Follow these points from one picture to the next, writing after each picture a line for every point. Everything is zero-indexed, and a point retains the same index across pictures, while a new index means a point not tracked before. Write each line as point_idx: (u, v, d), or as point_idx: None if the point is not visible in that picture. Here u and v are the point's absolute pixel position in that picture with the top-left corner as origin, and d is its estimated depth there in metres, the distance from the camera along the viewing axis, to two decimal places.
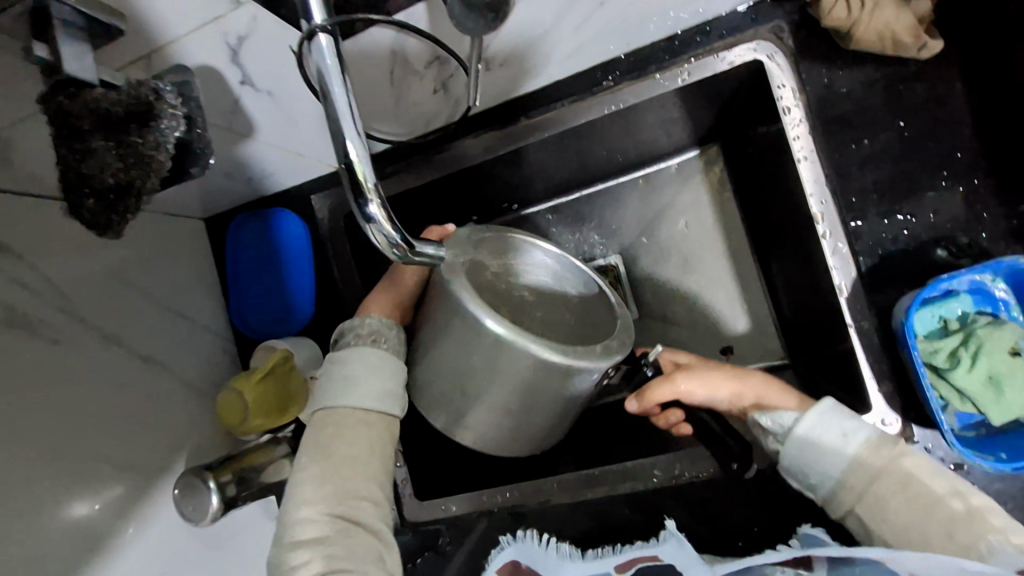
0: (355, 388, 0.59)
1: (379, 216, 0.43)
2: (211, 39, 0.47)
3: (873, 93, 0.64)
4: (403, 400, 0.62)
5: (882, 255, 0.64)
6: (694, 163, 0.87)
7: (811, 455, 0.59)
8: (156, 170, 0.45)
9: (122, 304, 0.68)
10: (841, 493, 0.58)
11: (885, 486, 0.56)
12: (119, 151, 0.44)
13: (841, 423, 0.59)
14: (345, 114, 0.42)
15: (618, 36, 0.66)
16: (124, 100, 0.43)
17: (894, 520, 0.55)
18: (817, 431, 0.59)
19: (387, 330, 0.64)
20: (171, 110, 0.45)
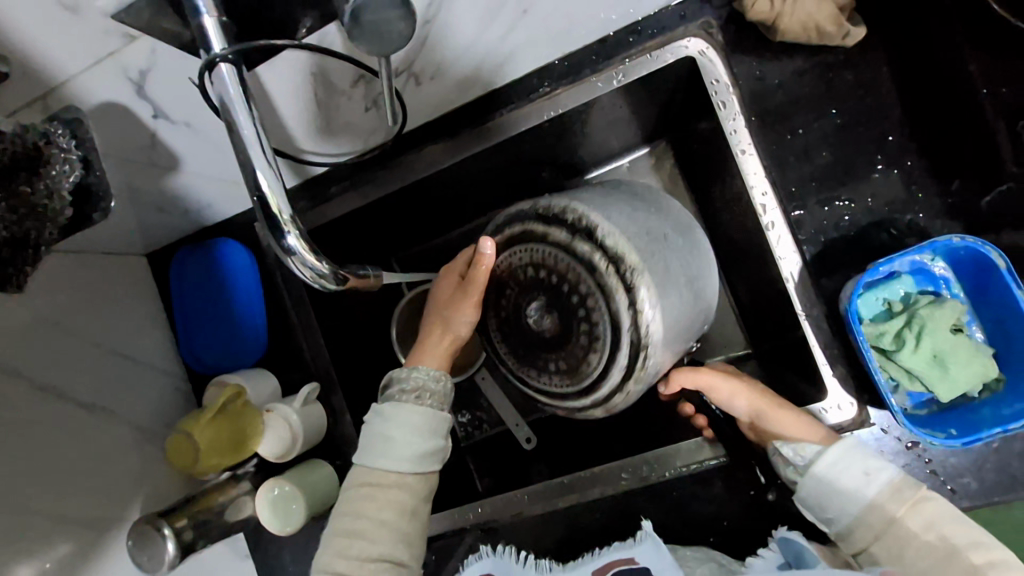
0: (396, 449, 0.62)
1: (299, 248, 0.41)
2: (111, 75, 0.45)
3: (805, 82, 0.65)
4: (441, 455, 0.65)
5: (825, 242, 0.65)
6: (643, 161, 0.87)
7: (829, 486, 0.59)
8: (54, 218, 0.46)
9: (59, 352, 0.65)
10: (855, 517, 0.58)
11: (903, 507, 0.57)
12: (7, 202, 0.43)
13: (865, 460, 0.60)
14: (253, 146, 0.40)
15: (549, 41, 0.65)
16: (6, 147, 0.42)
17: (905, 542, 0.56)
18: (839, 467, 0.59)
19: (433, 383, 0.65)
20: (63, 153, 0.45)
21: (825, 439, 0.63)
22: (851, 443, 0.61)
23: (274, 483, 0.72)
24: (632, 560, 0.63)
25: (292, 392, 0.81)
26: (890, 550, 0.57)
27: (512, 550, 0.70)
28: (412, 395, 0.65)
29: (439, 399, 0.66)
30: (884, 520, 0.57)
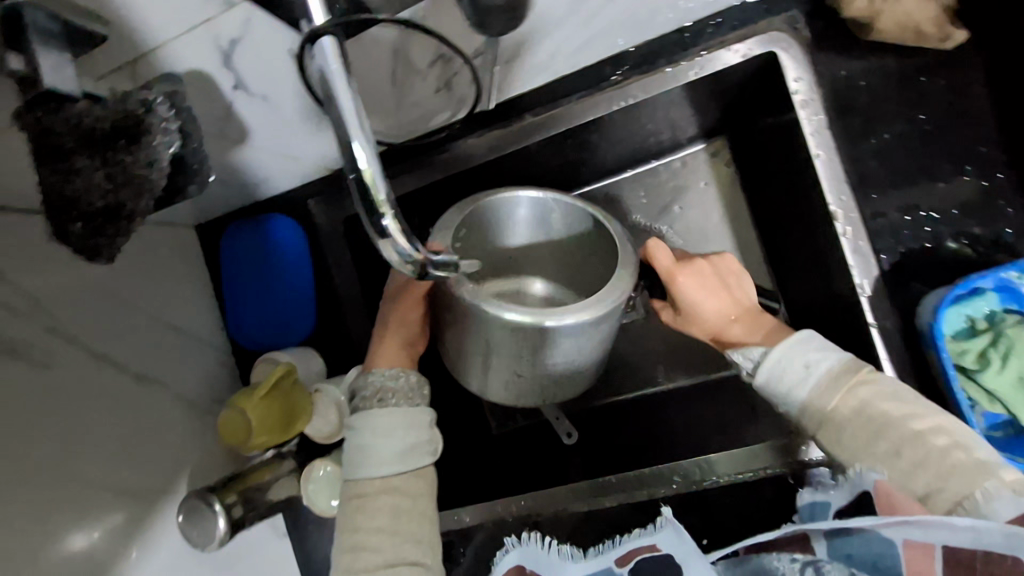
0: (375, 454, 0.57)
1: (393, 231, 0.41)
2: (202, 44, 0.45)
3: (893, 85, 0.62)
4: (428, 444, 0.59)
5: (903, 252, 0.62)
6: (700, 156, 0.86)
7: (782, 378, 0.59)
8: (148, 189, 0.45)
9: (114, 321, 0.65)
10: (804, 400, 0.57)
11: (848, 387, 0.56)
12: (106, 170, 0.43)
13: (806, 352, 0.59)
14: (352, 121, 0.39)
15: (627, 29, 0.63)
16: (109, 116, 0.42)
17: (849, 423, 0.55)
18: (783, 360, 0.59)
19: (393, 384, 0.60)
20: (162, 124, 0.45)
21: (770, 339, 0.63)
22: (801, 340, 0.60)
23: (318, 463, 0.72)
24: (655, 548, 0.54)
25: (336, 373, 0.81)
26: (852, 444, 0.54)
27: (535, 536, 0.60)
28: (376, 400, 0.59)
29: (405, 398, 0.60)
30: (831, 404, 0.56)
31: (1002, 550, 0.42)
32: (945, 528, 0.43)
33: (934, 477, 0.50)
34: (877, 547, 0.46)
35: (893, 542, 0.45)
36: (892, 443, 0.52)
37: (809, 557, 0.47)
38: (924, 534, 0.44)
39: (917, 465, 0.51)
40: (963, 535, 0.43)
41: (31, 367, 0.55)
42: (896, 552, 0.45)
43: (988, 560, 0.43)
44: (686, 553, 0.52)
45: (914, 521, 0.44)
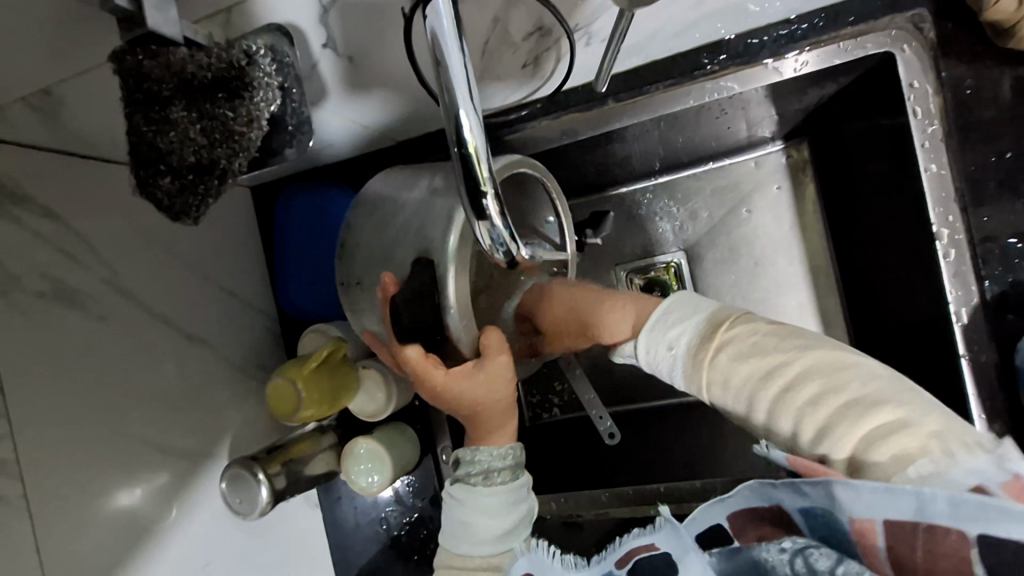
0: (475, 533, 0.57)
1: (492, 212, 0.38)
2: None
3: (1022, 101, 0.58)
4: (528, 522, 0.60)
5: (1011, 283, 0.59)
6: (776, 158, 0.81)
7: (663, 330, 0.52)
8: (245, 146, 0.45)
9: (169, 277, 0.64)
10: (682, 380, 0.51)
11: (709, 343, 0.49)
12: (203, 123, 0.43)
13: (665, 333, 0.52)
14: (462, 89, 0.36)
15: (734, 16, 0.58)
16: (214, 64, 0.42)
17: (735, 382, 0.47)
18: (661, 320, 0.53)
19: (498, 464, 0.60)
20: (266, 79, 0.46)
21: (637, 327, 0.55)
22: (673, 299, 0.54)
23: (359, 440, 0.71)
24: (654, 548, 0.44)
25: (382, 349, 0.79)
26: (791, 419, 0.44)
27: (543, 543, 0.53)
28: (480, 480, 0.60)
29: (510, 475, 0.60)
30: (713, 375, 0.48)
31: (947, 523, 0.34)
32: (879, 492, 0.35)
33: (857, 439, 0.41)
34: (822, 514, 0.38)
35: (838, 515, 0.37)
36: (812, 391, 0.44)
37: (798, 543, 0.38)
38: (868, 508, 0.36)
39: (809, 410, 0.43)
40: (904, 503, 0.35)
41: (88, 319, 0.54)
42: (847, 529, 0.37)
43: (934, 535, 0.35)
44: (684, 550, 0.42)
45: (860, 485, 0.35)
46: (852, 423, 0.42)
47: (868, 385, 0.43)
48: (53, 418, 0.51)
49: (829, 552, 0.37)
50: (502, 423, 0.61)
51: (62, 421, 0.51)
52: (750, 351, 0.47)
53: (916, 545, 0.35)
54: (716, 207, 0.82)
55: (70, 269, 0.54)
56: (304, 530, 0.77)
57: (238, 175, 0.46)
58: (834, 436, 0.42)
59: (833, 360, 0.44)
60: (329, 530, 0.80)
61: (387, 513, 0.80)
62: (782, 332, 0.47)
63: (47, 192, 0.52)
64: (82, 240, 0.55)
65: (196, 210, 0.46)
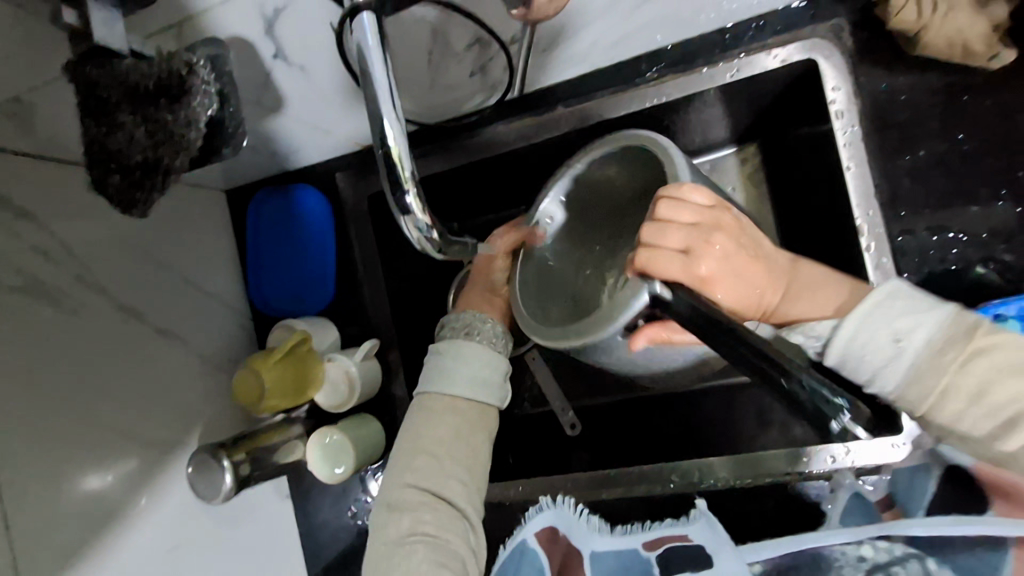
0: (455, 376, 0.63)
1: (414, 206, 0.42)
2: (250, 8, 0.49)
3: (933, 103, 0.61)
4: (498, 390, 0.65)
5: (928, 274, 0.62)
6: (727, 160, 0.84)
7: (868, 362, 0.48)
8: (186, 146, 0.48)
9: (142, 275, 0.67)
10: (894, 388, 0.48)
11: (944, 367, 0.47)
12: (147, 126, 0.47)
13: (892, 320, 0.48)
14: (385, 96, 0.40)
15: (667, 26, 0.63)
16: (154, 73, 0.46)
17: (953, 411, 0.47)
18: (868, 329, 0.48)
19: (481, 323, 0.66)
20: (204, 86, 0.48)
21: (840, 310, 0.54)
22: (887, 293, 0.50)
23: (325, 430, 0.74)
24: (686, 539, 0.60)
25: (350, 345, 0.82)
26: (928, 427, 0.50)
27: (568, 502, 0.67)
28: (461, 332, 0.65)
29: (484, 343, 0.65)
30: (935, 388, 0.47)
31: None
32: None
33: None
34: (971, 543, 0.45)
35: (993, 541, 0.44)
36: (1010, 398, 0.46)
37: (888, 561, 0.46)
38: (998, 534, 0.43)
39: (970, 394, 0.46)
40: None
41: (61, 312, 0.58)
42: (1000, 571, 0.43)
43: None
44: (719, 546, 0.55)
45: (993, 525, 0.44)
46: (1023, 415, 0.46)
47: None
48: (22, 402, 0.54)
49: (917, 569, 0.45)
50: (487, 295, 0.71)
51: (32, 407, 0.55)
52: (1014, 366, 0.46)
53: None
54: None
55: (43, 264, 0.57)
56: (274, 519, 0.80)
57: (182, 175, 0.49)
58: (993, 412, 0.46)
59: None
60: (300, 521, 0.83)
61: (358, 503, 0.83)
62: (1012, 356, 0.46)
63: (24, 193, 0.56)
64: (57, 239, 0.58)
65: (144, 207, 0.49)
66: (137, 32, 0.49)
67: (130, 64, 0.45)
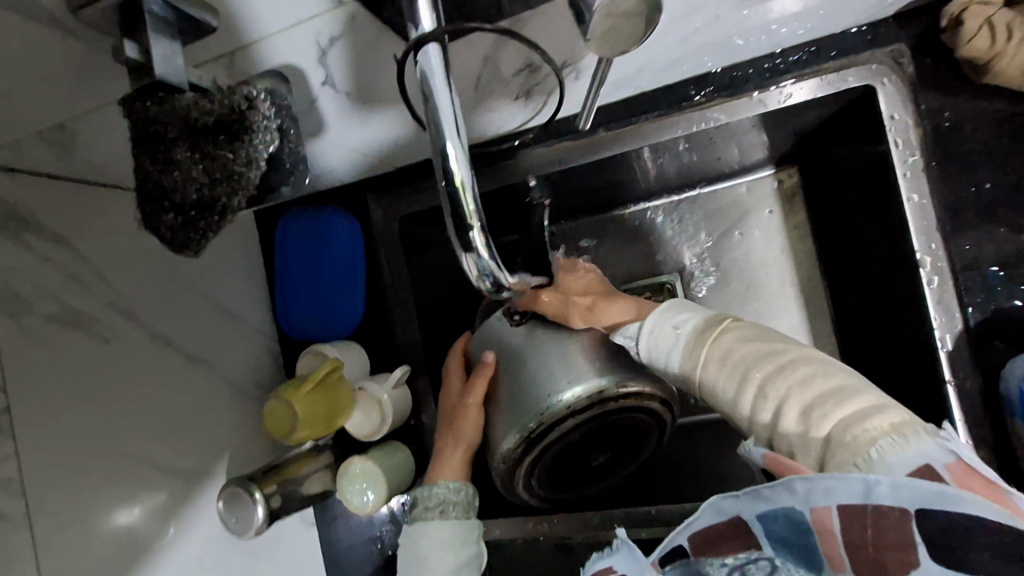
0: (430, 566, 0.62)
1: (478, 244, 0.40)
2: (303, 39, 0.47)
3: (998, 133, 0.59)
4: (477, 554, 0.64)
5: (993, 310, 0.60)
6: (767, 183, 0.82)
7: (653, 341, 0.55)
8: (243, 185, 0.48)
9: (171, 298, 0.65)
10: (679, 366, 0.53)
11: (707, 340, 0.52)
12: (204, 164, 0.46)
13: (672, 316, 0.56)
14: (449, 126, 0.38)
15: (719, 51, 0.61)
16: (215, 110, 0.45)
17: (718, 379, 0.50)
18: (655, 326, 0.55)
19: (453, 496, 0.64)
20: (265, 122, 0.48)
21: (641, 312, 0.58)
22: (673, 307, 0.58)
23: (355, 460, 0.72)
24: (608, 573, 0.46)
25: (380, 369, 0.80)
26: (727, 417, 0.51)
27: None
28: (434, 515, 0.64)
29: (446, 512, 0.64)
30: (699, 360, 0.52)
31: (890, 502, 0.36)
32: (833, 481, 0.37)
33: (840, 417, 0.43)
34: (786, 516, 0.39)
35: (799, 507, 0.38)
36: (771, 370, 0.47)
37: (739, 559, 0.42)
38: (825, 496, 0.37)
39: (781, 405, 0.46)
40: (853, 485, 0.36)
41: (94, 340, 0.56)
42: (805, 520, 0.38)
43: (881, 518, 0.36)
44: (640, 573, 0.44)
45: (788, 482, 0.38)
46: (770, 381, 0.47)
47: (833, 376, 0.45)
48: (57, 437, 0.52)
49: (766, 564, 0.41)
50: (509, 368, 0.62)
51: (65, 440, 0.53)
52: (753, 338, 0.50)
53: (863, 529, 0.37)
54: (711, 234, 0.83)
55: (79, 292, 0.56)
56: (300, 549, 0.77)
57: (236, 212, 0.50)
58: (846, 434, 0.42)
59: (819, 355, 0.48)
60: (325, 550, 0.81)
61: (384, 531, 0.81)
62: (766, 348, 0.49)
63: (60, 218, 0.55)
64: (93, 266, 0.57)
65: (198, 243, 0.51)
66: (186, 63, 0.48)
67: (191, 101, 0.44)
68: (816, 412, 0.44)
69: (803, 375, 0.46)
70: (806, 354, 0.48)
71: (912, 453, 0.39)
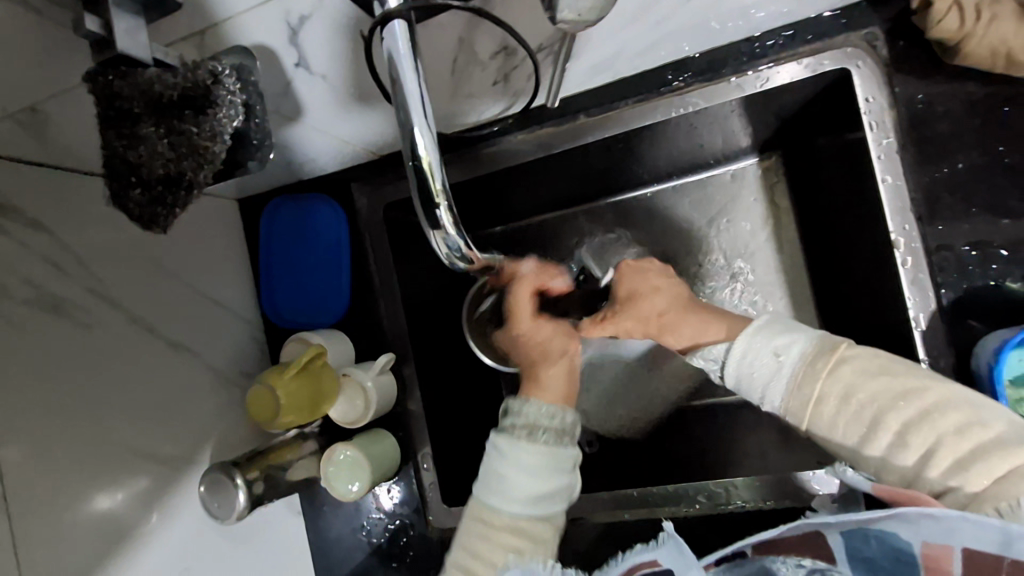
0: (511, 489, 0.59)
1: (445, 221, 0.40)
2: (273, 18, 0.47)
3: (972, 115, 0.60)
4: (563, 492, 0.61)
5: (966, 290, 0.60)
6: (751, 170, 0.83)
7: (751, 378, 0.56)
8: (209, 160, 0.48)
9: (153, 286, 0.66)
10: (780, 400, 0.54)
11: (819, 372, 0.53)
12: (170, 139, 0.47)
13: (771, 341, 0.56)
14: (415, 103, 0.39)
15: (696, 36, 0.61)
16: (179, 83, 0.46)
17: (838, 419, 0.52)
18: (753, 350, 0.56)
19: (546, 420, 0.63)
20: (229, 96, 0.48)
21: (730, 332, 0.61)
22: (756, 330, 0.58)
23: (339, 447, 0.72)
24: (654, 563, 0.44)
25: (365, 358, 0.81)
26: (840, 454, 0.53)
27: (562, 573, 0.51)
28: (525, 433, 0.62)
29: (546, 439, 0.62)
30: (811, 398, 0.53)
31: (996, 550, 0.38)
32: (963, 521, 0.38)
33: (951, 457, 0.47)
34: (892, 539, 0.41)
35: (909, 539, 0.41)
36: (891, 414, 0.50)
37: (816, 563, 0.41)
38: (945, 534, 0.39)
39: (870, 425, 0.51)
40: (992, 534, 0.38)
41: (73, 326, 0.56)
42: (913, 552, 0.41)
43: (1018, 570, 0.38)
44: (688, 565, 0.42)
45: (899, 513, 0.40)
46: (908, 428, 0.49)
47: (944, 414, 0.49)
48: (34, 422, 0.52)
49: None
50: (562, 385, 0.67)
51: (43, 426, 0.53)
52: (870, 379, 0.52)
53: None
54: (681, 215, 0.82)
55: (57, 278, 0.55)
56: (287, 537, 0.78)
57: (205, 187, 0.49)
58: (938, 462, 0.47)
59: (947, 397, 0.49)
60: (311, 538, 0.81)
61: (371, 520, 0.81)
62: (895, 388, 0.51)
63: (35, 203, 0.54)
64: (71, 251, 0.57)
65: (166, 221, 0.49)
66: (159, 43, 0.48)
67: (155, 75, 0.45)
68: (911, 437, 0.49)
69: (952, 424, 0.48)
70: (912, 392, 0.50)
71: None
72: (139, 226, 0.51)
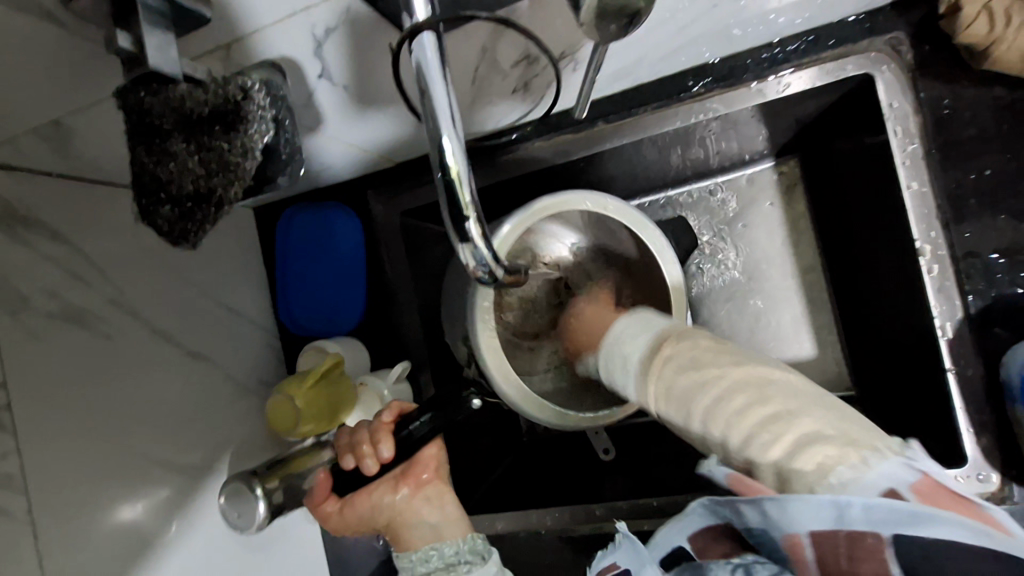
0: None
1: (474, 235, 0.40)
2: (299, 31, 0.47)
3: (998, 120, 0.59)
4: None
5: (994, 297, 0.60)
6: (768, 174, 0.82)
7: (615, 352, 0.56)
8: (239, 176, 0.48)
9: (172, 296, 0.65)
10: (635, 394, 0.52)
11: (667, 347, 0.50)
12: (200, 155, 0.47)
13: (627, 339, 0.55)
14: (445, 117, 0.38)
15: (717, 42, 0.60)
16: (210, 100, 0.46)
17: (671, 378, 0.47)
18: (624, 332, 0.57)
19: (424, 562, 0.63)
20: (259, 112, 0.48)
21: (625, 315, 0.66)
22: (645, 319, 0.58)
23: None
24: (613, 566, 0.50)
25: (381, 364, 0.81)
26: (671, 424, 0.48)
27: None
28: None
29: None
30: (671, 379, 0.47)
31: (863, 527, 0.36)
32: (801, 502, 0.37)
33: (785, 444, 0.40)
34: (765, 534, 0.41)
35: (773, 530, 0.40)
36: (712, 387, 0.44)
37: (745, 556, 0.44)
38: (792, 522, 0.38)
39: (735, 409, 0.43)
40: (826, 510, 0.36)
41: (94, 337, 0.56)
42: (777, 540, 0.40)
43: (854, 541, 0.37)
44: (641, 564, 0.47)
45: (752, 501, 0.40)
46: (711, 412, 0.44)
47: (787, 398, 0.42)
48: (60, 435, 0.52)
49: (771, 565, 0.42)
50: (419, 533, 0.65)
51: (67, 438, 0.53)
52: (688, 365, 0.47)
53: (844, 555, 0.37)
54: (666, 260, 0.68)
55: (80, 289, 0.55)
56: (305, 545, 0.78)
57: (232, 203, 0.50)
58: (798, 449, 0.40)
59: (758, 375, 0.44)
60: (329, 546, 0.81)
61: None
62: (745, 375, 0.44)
63: (58, 215, 0.54)
64: (93, 263, 0.57)
65: (196, 236, 0.50)
66: (184, 56, 0.47)
67: (185, 90, 0.45)
68: (738, 412, 0.43)
69: (775, 411, 0.42)
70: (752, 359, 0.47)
71: (875, 475, 0.37)
72: (167, 241, 0.51)
